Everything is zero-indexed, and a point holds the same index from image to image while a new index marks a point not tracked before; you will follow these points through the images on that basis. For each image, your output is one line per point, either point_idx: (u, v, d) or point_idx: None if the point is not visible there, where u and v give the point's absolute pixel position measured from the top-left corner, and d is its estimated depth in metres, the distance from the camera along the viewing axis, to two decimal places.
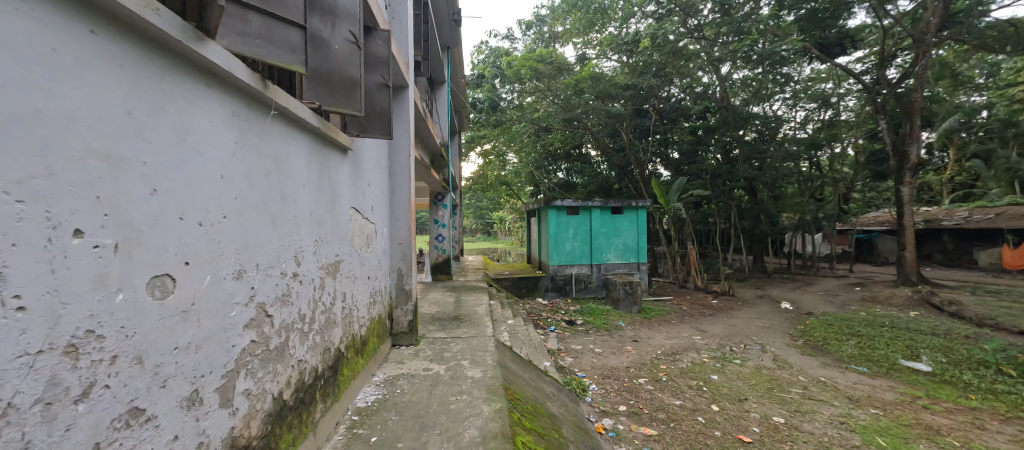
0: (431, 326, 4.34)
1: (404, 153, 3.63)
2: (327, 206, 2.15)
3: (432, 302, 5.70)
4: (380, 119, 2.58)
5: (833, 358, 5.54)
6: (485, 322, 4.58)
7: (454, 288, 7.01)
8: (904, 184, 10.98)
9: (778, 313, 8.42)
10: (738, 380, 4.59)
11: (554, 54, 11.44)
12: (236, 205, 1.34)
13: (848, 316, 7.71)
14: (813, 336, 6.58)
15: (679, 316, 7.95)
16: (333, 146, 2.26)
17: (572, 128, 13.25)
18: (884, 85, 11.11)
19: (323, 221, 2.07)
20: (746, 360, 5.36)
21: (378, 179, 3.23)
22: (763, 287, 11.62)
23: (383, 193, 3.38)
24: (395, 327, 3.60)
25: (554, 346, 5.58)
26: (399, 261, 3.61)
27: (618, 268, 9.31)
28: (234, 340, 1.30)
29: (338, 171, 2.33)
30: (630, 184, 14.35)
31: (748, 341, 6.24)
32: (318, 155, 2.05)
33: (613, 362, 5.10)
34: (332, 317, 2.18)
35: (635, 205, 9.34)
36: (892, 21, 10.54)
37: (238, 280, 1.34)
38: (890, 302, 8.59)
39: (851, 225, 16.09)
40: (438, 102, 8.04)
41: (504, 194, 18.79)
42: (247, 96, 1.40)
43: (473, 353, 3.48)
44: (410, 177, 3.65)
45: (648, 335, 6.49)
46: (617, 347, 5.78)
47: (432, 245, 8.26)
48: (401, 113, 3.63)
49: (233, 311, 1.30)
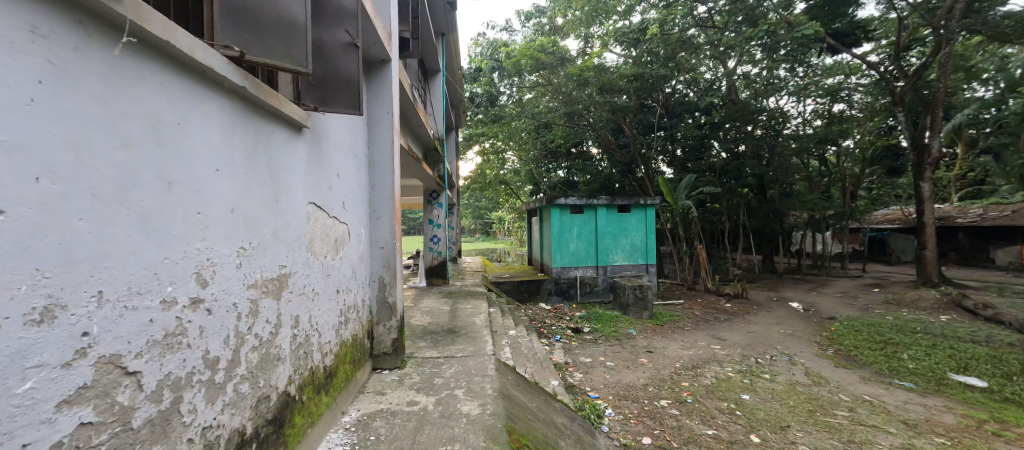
0: (420, 343, 3.74)
1: (387, 140, 3.05)
2: (267, 201, 1.57)
3: (424, 312, 5.12)
4: (345, 87, 2.00)
5: (872, 371, 4.97)
6: (484, 336, 3.99)
7: (450, 294, 6.42)
8: (923, 181, 10.40)
9: (798, 317, 7.85)
10: (773, 401, 4.01)
11: (555, 44, 10.74)
12: (41, 193, 0.76)
13: (875, 321, 7.14)
14: (843, 344, 6.01)
15: (693, 322, 7.37)
16: (278, 120, 1.68)
17: (573, 123, 12.67)
18: (901, 76, 10.52)
19: (258, 221, 1.50)
20: (777, 374, 4.80)
21: (351, 169, 2.64)
22: (776, 288, 11.05)
23: (359, 188, 2.80)
24: (377, 348, 3.01)
25: (561, 359, 5.01)
26: (381, 269, 3.03)
27: (625, 270, 8.73)
28: (24, 437, 0.73)
29: (287, 153, 1.75)
30: (634, 182, 13.74)
31: (774, 352, 5.67)
32: (249, 128, 1.48)
33: (629, 379, 4.52)
34: (276, 351, 1.60)
35: (643, 203, 8.77)
36: (905, 12, 9.96)
37: (45, 326, 0.76)
38: (916, 305, 8.04)
39: (863, 224, 15.57)
40: (432, 92, 7.50)
41: (503, 193, 18.22)
42: (69, 8, 0.83)
43: (470, 378, 2.90)
44: (394, 168, 3.06)
45: (663, 345, 5.91)
46: (630, 360, 5.19)
47: (426, 247, 7.69)
48: (381, 92, 3.06)
49: (25, 384, 0.73)
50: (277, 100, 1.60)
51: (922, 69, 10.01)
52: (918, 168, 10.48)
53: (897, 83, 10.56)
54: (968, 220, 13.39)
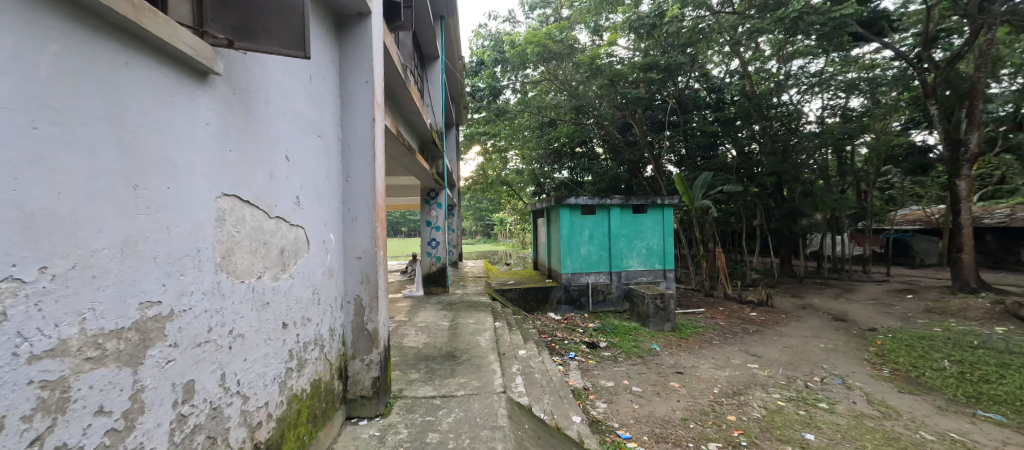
0: (412, 374, 3.02)
1: (366, 117, 2.32)
2: (106, 184, 0.86)
3: (419, 329, 4.37)
4: (282, 17, 1.33)
5: (946, 398, 4.21)
6: (491, 364, 3.26)
7: (450, 306, 5.67)
8: (959, 179, 9.45)
9: (835, 328, 7.09)
10: (845, 443, 3.25)
11: (563, 31, 9.86)
12: None
13: (922, 333, 6.37)
14: (898, 362, 5.26)
15: (720, 334, 6.62)
16: (142, 46, 0.97)
17: (581, 118, 11.85)
18: (930, 68, 9.55)
19: (74, 220, 0.79)
20: (835, 402, 4.06)
21: (312, 152, 1.93)
22: (800, 294, 10.29)
23: (325, 178, 2.08)
24: (352, 390, 2.29)
25: (578, 383, 4.30)
26: (357, 286, 2.30)
27: (641, 276, 8.01)
28: None
29: (167, 106, 1.03)
30: (645, 181, 12.93)
31: (822, 372, 4.93)
32: (53, 43, 0.78)
33: (663, 411, 3.77)
34: None
35: (659, 202, 8.03)
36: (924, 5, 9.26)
37: None
38: (964, 314, 7.28)
39: (884, 224, 14.84)
40: (430, 80, 6.80)
41: (505, 194, 17.39)
42: None
43: (476, 435, 2.16)
44: (375, 154, 2.34)
45: (693, 364, 5.17)
46: (660, 384, 4.43)
47: (424, 251, 6.99)
48: (359, 56, 2.33)
49: None
50: (129, 2, 0.89)
51: (955, 58, 9.06)
52: (953, 165, 9.58)
53: (926, 75, 9.63)
54: (996, 221, 12.65)
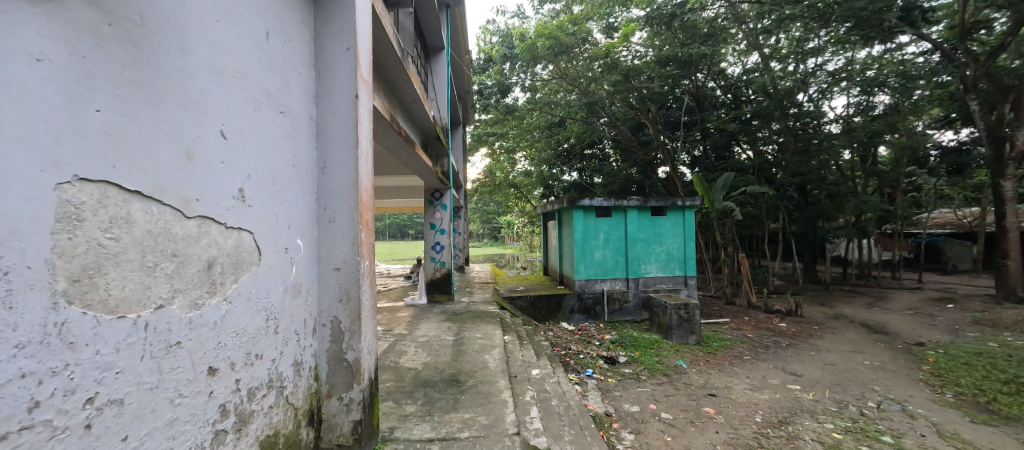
0: (408, 407, 2.52)
1: (347, 92, 1.83)
2: None
3: (420, 346, 3.89)
4: None
5: None
6: (503, 394, 2.74)
7: (455, 317, 5.16)
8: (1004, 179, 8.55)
9: (877, 343, 6.45)
10: None
11: (578, 24, 9.31)
12: None
13: (979, 349, 5.68)
14: (962, 385, 4.61)
15: (750, 348, 6.05)
16: None
17: (593, 116, 11.33)
18: (969, 62, 8.36)
19: None
20: (901, 436, 3.47)
21: (269, 129, 1.45)
22: (828, 303, 9.62)
23: (290, 168, 1.60)
24: (328, 437, 1.81)
25: (599, 408, 3.78)
26: (335, 307, 1.82)
27: (660, 283, 7.45)
28: None
29: None
30: (659, 183, 12.33)
31: (875, 396, 4.34)
32: None
33: (701, 446, 3.24)
34: None
35: (679, 204, 7.48)
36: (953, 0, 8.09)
37: None
38: (1020, 327, 6.55)
39: (912, 228, 14.10)
40: (433, 73, 6.35)
41: (513, 197, 16.87)
42: None
43: None
44: (359, 139, 1.84)
45: (725, 384, 4.62)
46: (692, 410, 3.88)
47: (427, 256, 6.54)
48: (339, 15, 1.85)
49: None
50: None
51: (996, 50, 7.97)
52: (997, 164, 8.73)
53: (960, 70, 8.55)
54: None
